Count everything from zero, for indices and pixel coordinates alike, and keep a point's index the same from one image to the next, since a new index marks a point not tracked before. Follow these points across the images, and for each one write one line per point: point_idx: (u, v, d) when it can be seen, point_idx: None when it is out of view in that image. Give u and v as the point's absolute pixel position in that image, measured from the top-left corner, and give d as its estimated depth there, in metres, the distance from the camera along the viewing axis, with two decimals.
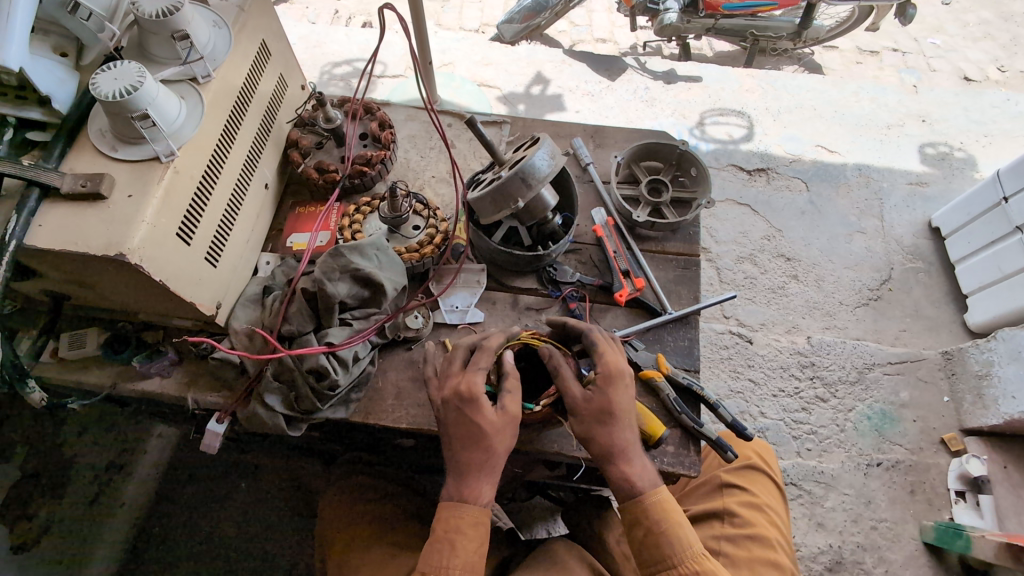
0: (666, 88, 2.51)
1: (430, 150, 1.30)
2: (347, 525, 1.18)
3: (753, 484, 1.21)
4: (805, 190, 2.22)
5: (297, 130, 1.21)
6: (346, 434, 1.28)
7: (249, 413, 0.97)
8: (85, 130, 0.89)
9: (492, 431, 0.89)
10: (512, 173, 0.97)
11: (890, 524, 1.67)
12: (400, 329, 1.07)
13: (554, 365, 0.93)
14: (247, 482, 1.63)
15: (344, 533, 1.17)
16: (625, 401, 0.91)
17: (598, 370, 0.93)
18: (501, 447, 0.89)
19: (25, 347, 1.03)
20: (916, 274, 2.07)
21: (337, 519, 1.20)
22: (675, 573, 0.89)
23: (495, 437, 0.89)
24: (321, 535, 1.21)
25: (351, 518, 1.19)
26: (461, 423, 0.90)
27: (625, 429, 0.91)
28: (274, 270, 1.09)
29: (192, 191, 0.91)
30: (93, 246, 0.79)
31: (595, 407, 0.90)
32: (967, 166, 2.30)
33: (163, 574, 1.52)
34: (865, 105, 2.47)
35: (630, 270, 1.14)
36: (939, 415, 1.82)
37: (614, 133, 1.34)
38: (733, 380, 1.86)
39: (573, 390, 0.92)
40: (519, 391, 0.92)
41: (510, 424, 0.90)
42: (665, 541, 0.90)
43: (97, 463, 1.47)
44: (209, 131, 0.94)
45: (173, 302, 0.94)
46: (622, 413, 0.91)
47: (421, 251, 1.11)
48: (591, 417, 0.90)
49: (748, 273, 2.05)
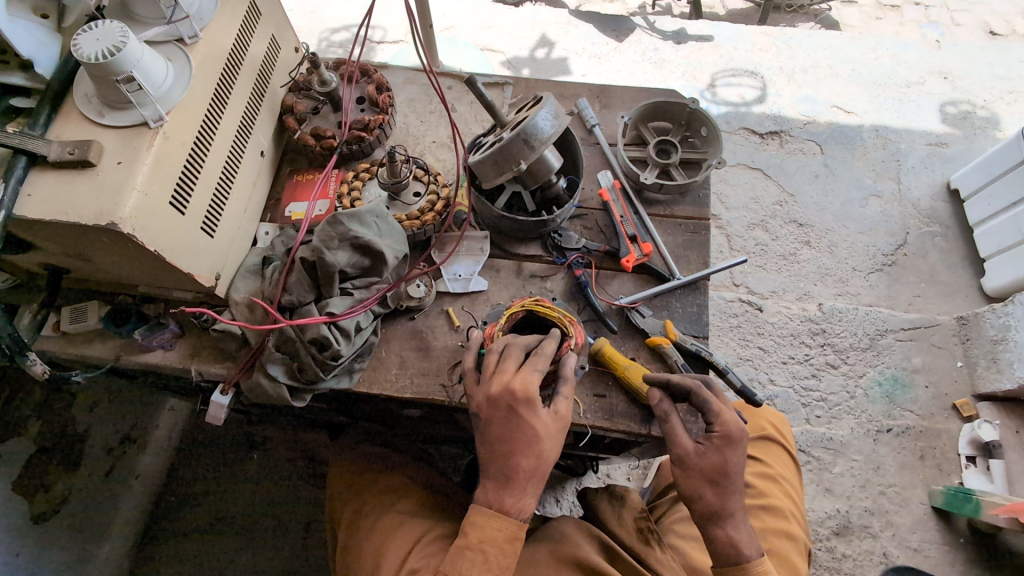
0: (677, 48, 2.41)
1: (430, 115, 1.25)
2: (360, 494, 1.19)
3: (768, 455, 1.21)
4: (819, 153, 2.15)
5: (292, 94, 1.17)
6: (353, 406, 1.28)
7: (253, 384, 0.97)
8: (70, 96, 0.86)
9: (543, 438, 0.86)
10: (514, 134, 0.93)
11: (898, 489, 1.67)
12: (403, 299, 1.05)
13: (663, 413, 0.91)
14: (258, 453, 1.65)
15: (359, 501, 1.18)
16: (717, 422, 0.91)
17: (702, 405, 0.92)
18: (551, 454, 0.87)
19: (26, 320, 1.01)
20: (932, 239, 2.01)
21: (352, 488, 1.21)
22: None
23: (548, 443, 0.87)
24: (334, 503, 1.23)
25: (364, 487, 1.20)
26: (506, 425, 0.87)
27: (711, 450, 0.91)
28: (273, 240, 1.07)
29: (184, 158, 0.88)
30: (84, 215, 0.78)
31: (709, 450, 0.91)
32: (989, 125, 2.21)
33: (181, 541, 1.56)
34: (884, 62, 2.36)
35: (637, 235, 1.11)
36: (952, 381, 1.79)
37: (620, 92, 1.29)
38: (742, 348, 1.84)
39: (670, 419, 0.91)
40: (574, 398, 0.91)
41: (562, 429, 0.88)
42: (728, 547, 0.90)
43: (111, 437, 1.47)
44: (200, 95, 0.90)
45: (171, 273, 0.93)
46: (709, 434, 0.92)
47: (422, 218, 1.08)
48: (693, 457, 0.90)
49: (759, 240, 2.00)
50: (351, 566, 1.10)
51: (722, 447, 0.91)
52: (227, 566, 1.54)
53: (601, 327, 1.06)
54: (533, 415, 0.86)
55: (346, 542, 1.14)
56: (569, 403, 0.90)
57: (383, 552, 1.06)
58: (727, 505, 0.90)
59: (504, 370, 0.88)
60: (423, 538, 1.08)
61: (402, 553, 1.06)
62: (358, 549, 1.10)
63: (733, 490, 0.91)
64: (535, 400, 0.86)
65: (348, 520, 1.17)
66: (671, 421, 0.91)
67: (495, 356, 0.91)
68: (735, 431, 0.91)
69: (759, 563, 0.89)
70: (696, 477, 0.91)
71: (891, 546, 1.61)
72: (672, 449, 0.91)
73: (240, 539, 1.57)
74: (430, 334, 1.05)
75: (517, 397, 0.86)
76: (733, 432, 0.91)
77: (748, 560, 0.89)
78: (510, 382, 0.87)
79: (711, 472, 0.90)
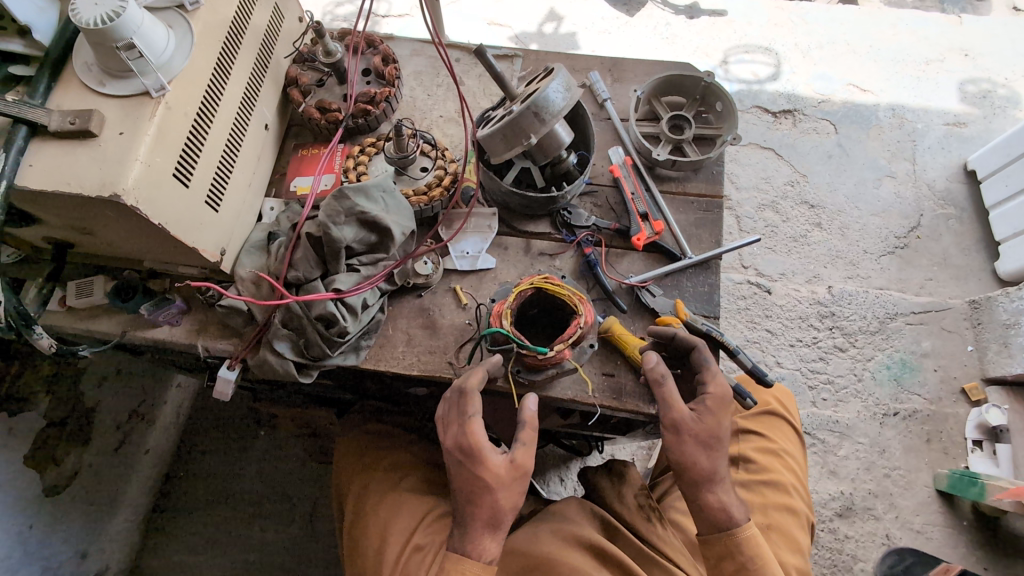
0: (689, 23, 2.34)
1: (438, 88, 1.22)
2: (365, 471, 1.20)
3: (770, 429, 1.20)
4: (833, 132, 2.10)
5: (297, 66, 1.14)
6: (358, 384, 1.28)
7: (259, 360, 0.96)
8: (70, 64, 0.84)
9: (497, 487, 0.87)
10: (524, 106, 0.90)
11: (903, 472, 1.66)
12: (410, 276, 1.03)
13: (656, 378, 0.89)
14: (266, 430, 1.67)
15: (365, 477, 1.19)
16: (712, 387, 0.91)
17: (701, 372, 0.92)
18: (508, 502, 0.88)
19: (31, 295, 1.02)
20: (947, 222, 1.97)
21: (359, 463, 1.22)
22: (729, 542, 0.91)
23: (502, 492, 0.88)
24: (341, 479, 1.24)
25: (370, 463, 1.20)
26: (463, 475, 0.89)
27: (706, 415, 0.90)
28: (279, 216, 1.05)
29: (187, 129, 0.86)
30: (87, 187, 0.77)
31: (704, 414, 0.90)
32: (1009, 104, 2.15)
33: (190, 515, 1.58)
34: (903, 39, 2.28)
35: (649, 213, 1.09)
36: (961, 364, 1.77)
37: (633, 65, 1.25)
38: (749, 330, 1.82)
39: (667, 384, 0.89)
40: (533, 443, 0.90)
41: (517, 477, 0.89)
42: (718, 514, 0.91)
43: (120, 412, 1.47)
44: (202, 64, 0.88)
45: (176, 247, 0.92)
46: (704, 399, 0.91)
47: (429, 194, 1.06)
48: (688, 422, 0.89)
49: (770, 222, 1.96)
50: (355, 540, 1.12)
51: (716, 411, 0.90)
52: (236, 540, 1.56)
53: (610, 306, 1.04)
54: (483, 466, 0.87)
55: (352, 518, 1.15)
56: (526, 449, 0.89)
57: (388, 531, 1.08)
58: (718, 470, 0.91)
59: (453, 421, 0.90)
60: (429, 515, 1.10)
61: (407, 531, 1.07)
62: (364, 523, 1.12)
63: (723, 454, 0.91)
64: (485, 451, 0.87)
65: (354, 495, 1.18)
66: (667, 386, 0.89)
67: (517, 345, 0.91)
68: (727, 395, 0.91)
69: (745, 528, 0.91)
70: (691, 442, 0.89)
71: (894, 528, 1.61)
72: (668, 413, 0.89)
73: (248, 513, 1.59)
74: (437, 312, 1.04)
75: (466, 450, 0.88)
76: (727, 394, 0.91)
77: (735, 524, 0.91)
78: (461, 432, 0.89)
79: (705, 436, 0.90)
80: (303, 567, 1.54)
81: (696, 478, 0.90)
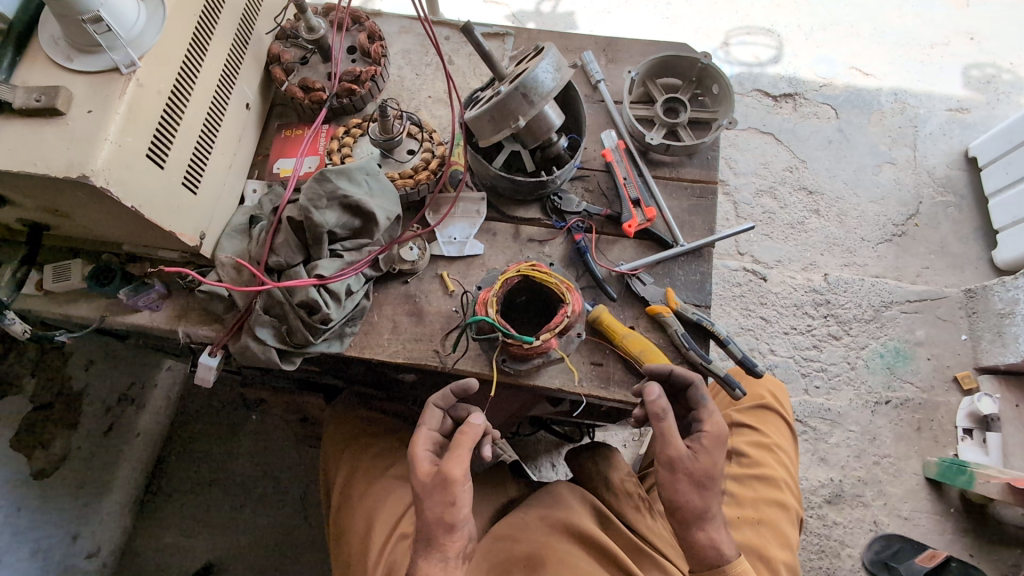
0: (690, 3, 2.27)
1: (426, 67, 1.18)
2: (354, 455, 1.19)
3: (764, 424, 1.19)
4: (834, 117, 2.06)
5: (279, 43, 1.10)
6: (346, 370, 1.26)
7: (241, 346, 0.94)
8: (36, 38, 0.81)
9: (423, 494, 0.87)
10: (512, 87, 0.87)
11: (893, 460, 1.66)
12: (396, 262, 1.01)
13: (659, 412, 0.86)
14: (256, 414, 1.65)
15: (353, 461, 1.18)
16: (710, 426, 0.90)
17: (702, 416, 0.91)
18: (430, 511, 0.85)
19: (4, 279, 0.98)
20: (945, 209, 1.94)
21: (347, 448, 1.21)
22: None
23: (426, 500, 0.86)
24: (329, 462, 1.23)
25: (359, 449, 1.20)
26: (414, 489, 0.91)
27: (703, 453, 0.88)
28: (262, 199, 1.02)
29: (161, 108, 0.83)
30: (54, 167, 0.74)
31: (699, 451, 0.89)
32: (1013, 90, 2.11)
33: (181, 498, 1.59)
34: (908, 21, 2.23)
35: (641, 199, 1.06)
36: (954, 353, 1.76)
37: (628, 45, 1.21)
38: (744, 318, 1.81)
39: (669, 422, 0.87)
40: (461, 452, 0.86)
41: (440, 485, 0.86)
42: (705, 548, 0.88)
43: (108, 397, 1.46)
44: (175, 39, 0.84)
45: (152, 231, 0.89)
46: (702, 437, 0.89)
47: (416, 177, 1.03)
48: (684, 459, 0.87)
49: (767, 208, 1.94)
50: (342, 529, 1.12)
51: (712, 449, 0.89)
52: (226, 523, 1.56)
53: (600, 294, 1.02)
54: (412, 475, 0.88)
55: (339, 502, 1.15)
56: (450, 457, 0.86)
57: (375, 516, 1.08)
58: (710, 508, 0.88)
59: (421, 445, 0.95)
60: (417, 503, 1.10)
61: (394, 517, 1.07)
62: (351, 508, 1.12)
63: (716, 493, 0.89)
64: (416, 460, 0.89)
65: (342, 479, 1.17)
66: (667, 420, 0.87)
67: (503, 334, 0.89)
68: (723, 434, 0.90)
69: (736, 565, 0.87)
70: (685, 481, 0.87)
71: (882, 515, 1.62)
72: (664, 449, 0.87)
73: (239, 495, 1.59)
74: (424, 299, 1.02)
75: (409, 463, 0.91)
76: (722, 433, 0.90)
77: (726, 561, 0.87)
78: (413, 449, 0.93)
79: (700, 474, 0.87)
80: (295, 550, 1.54)
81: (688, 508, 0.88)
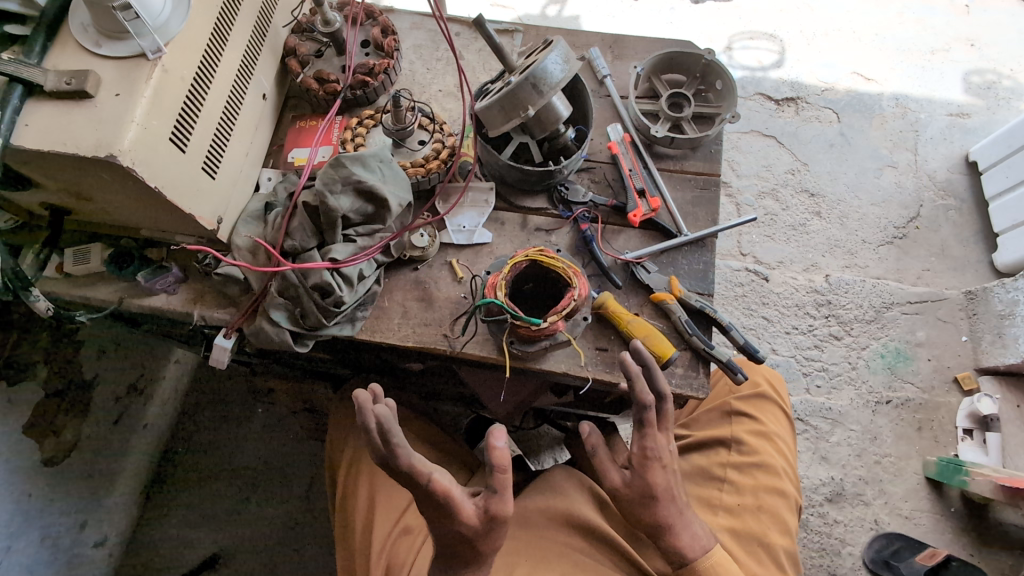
0: (695, 8, 2.31)
1: (437, 62, 1.21)
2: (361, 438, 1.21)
3: (761, 412, 1.19)
4: (836, 120, 2.09)
5: (295, 36, 1.13)
6: (355, 360, 1.28)
7: (255, 328, 0.97)
8: (67, 24, 0.84)
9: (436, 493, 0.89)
10: (523, 78, 0.90)
11: (893, 459, 1.68)
12: (406, 249, 1.04)
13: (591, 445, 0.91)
14: (264, 407, 1.68)
15: (360, 444, 1.20)
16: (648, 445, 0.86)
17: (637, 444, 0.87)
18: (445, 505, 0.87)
19: (29, 259, 1.02)
20: (946, 212, 1.97)
21: (353, 431, 1.22)
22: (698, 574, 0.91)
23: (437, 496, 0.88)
24: (334, 442, 1.25)
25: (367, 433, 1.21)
26: None
27: (642, 475, 0.87)
28: (276, 186, 1.05)
29: (184, 93, 0.86)
30: (83, 147, 0.77)
31: (638, 473, 0.87)
32: (1013, 96, 2.14)
33: (191, 489, 1.61)
34: (909, 28, 2.26)
35: (645, 190, 1.09)
36: (955, 354, 1.78)
37: (634, 42, 1.24)
38: (746, 317, 1.83)
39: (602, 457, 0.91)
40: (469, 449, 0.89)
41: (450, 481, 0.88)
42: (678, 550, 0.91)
43: (119, 387, 1.48)
44: (199, 28, 0.88)
45: (173, 214, 0.92)
46: (639, 458, 0.87)
47: (426, 166, 1.06)
48: (620, 484, 0.89)
49: (769, 210, 1.96)
50: (346, 512, 1.15)
51: (648, 466, 0.86)
52: (233, 515, 1.59)
53: (605, 282, 1.05)
54: None
55: (343, 485, 1.17)
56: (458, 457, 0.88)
57: (379, 505, 1.11)
58: (665, 520, 0.89)
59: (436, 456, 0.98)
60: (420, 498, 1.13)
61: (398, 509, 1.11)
62: (355, 494, 1.14)
63: (665, 505, 0.88)
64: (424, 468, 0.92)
65: (347, 463, 1.18)
66: (600, 452, 0.91)
67: (511, 317, 0.91)
68: (660, 446, 0.86)
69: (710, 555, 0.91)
70: (628, 504, 0.89)
71: (882, 513, 1.63)
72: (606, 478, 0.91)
73: (246, 488, 1.61)
74: (433, 286, 1.04)
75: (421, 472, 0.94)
76: (656, 448, 0.85)
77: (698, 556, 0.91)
78: None
79: (641, 493, 0.87)
80: (301, 543, 1.56)
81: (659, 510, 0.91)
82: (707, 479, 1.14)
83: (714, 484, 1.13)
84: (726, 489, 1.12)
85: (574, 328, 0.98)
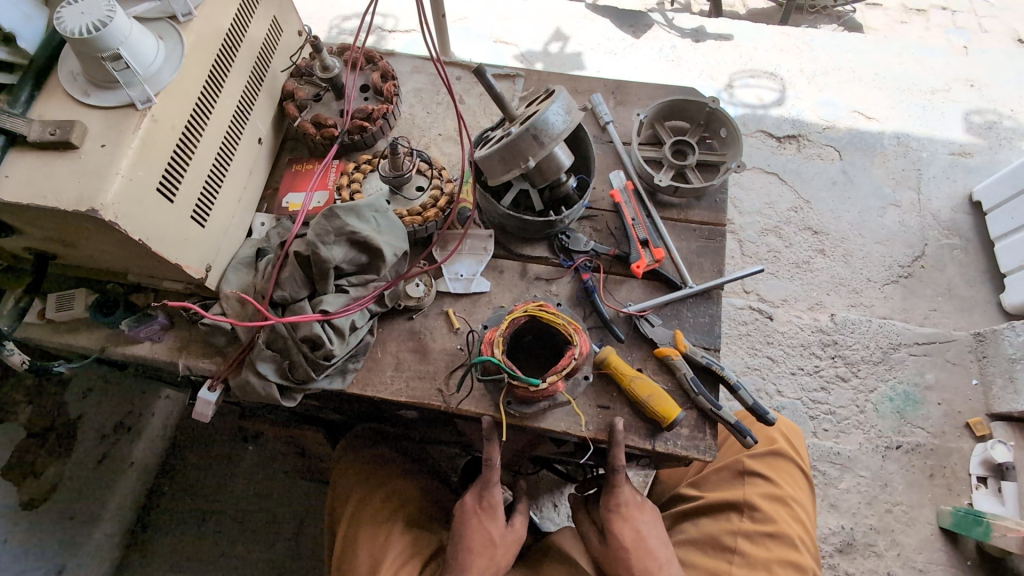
0: (695, 46, 2.34)
1: (438, 106, 1.20)
2: (364, 492, 1.15)
3: (778, 474, 1.13)
4: (838, 158, 2.08)
5: (294, 80, 1.12)
6: (349, 405, 1.23)
7: (241, 381, 0.93)
8: (55, 73, 0.83)
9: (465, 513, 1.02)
10: (523, 129, 0.88)
11: (905, 507, 1.61)
12: (401, 298, 1.00)
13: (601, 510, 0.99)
14: (253, 445, 1.62)
15: (365, 494, 1.15)
16: (622, 498, 0.98)
17: (615, 504, 0.98)
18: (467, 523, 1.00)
19: (8, 309, 0.98)
20: (951, 251, 1.94)
21: (358, 483, 1.17)
22: None
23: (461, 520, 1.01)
24: (337, 494, 1.20)
25: (371, 487, 1.16)
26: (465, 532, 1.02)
27: (626, 530, 0.97)
28: (269, 232, 1.02)
29: (174, 142, 0.84)
30: (64, 200, 0.74)
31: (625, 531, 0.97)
32: (1015, 135, 2.13)
33: (171, 531, 1.53)
34: (909, 67, 2.28)
35: (649, 239, 1.06)
36: (965, 399, 1.72)
37: (637, 88, 1.23)
38: (750, 356, 1.78)
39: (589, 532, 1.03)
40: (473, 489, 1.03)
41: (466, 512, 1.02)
42: None
43: (105, 424, 1.43)
44: (191, 76, 0.86)
45: (160, 264, 0.89)
46: (619, 513, 0.98)
47: (424, 214, 1.04)
48: (599, 546, 1.01)
49: (772, 247, 1.94)
50: (344, 563, 1.09)
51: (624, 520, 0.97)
52: (216, 559, 1.50)
53: (607, 335, 1.01)
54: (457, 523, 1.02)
55: (342, 540, 1.11)
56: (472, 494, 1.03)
57: (381, 560, 1.05)
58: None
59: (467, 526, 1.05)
60: (418, 552, 1.09)
61: (399, 562, 1.06)
62: (355, 550, 1.08)
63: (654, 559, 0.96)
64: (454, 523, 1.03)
65: (348, 516, 1.13)
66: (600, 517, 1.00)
67: (508, 375, 0.87)
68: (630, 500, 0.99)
69: None
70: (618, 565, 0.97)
71: (895, 566, 1.55)
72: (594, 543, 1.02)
73: (227, 531, 1.53)
74: (428, 336, 1.00)
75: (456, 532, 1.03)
76: (628, 500, 0.99)
77: None
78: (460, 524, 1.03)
79: (628, 550, 0.96)
80: None
81: (642, 570, 0.95)
82: (716, 548, 1.08)
83: (725, 555, 1.07)
84: (737, 561, 1.05)
85: (575, 388, 0.94)
